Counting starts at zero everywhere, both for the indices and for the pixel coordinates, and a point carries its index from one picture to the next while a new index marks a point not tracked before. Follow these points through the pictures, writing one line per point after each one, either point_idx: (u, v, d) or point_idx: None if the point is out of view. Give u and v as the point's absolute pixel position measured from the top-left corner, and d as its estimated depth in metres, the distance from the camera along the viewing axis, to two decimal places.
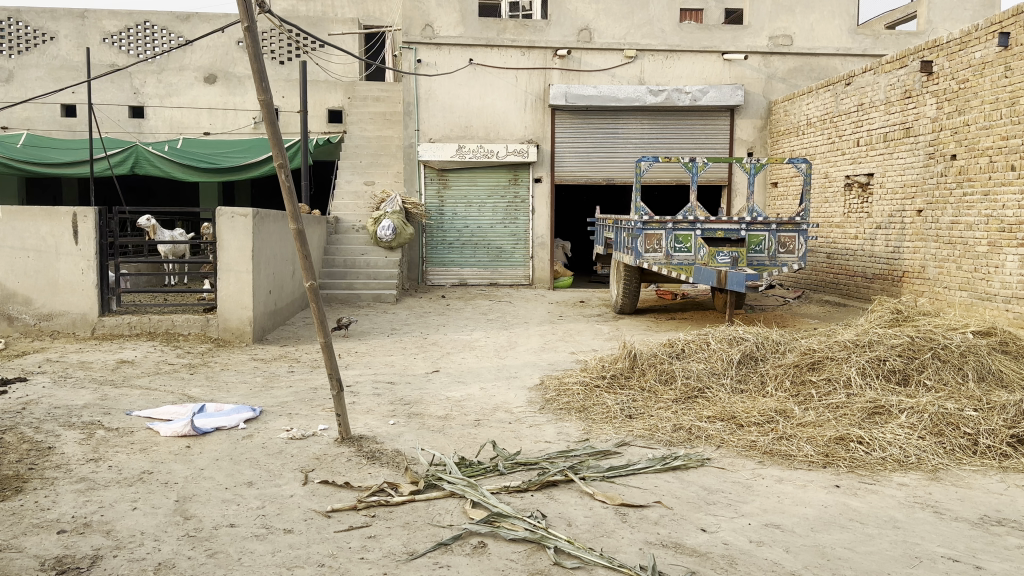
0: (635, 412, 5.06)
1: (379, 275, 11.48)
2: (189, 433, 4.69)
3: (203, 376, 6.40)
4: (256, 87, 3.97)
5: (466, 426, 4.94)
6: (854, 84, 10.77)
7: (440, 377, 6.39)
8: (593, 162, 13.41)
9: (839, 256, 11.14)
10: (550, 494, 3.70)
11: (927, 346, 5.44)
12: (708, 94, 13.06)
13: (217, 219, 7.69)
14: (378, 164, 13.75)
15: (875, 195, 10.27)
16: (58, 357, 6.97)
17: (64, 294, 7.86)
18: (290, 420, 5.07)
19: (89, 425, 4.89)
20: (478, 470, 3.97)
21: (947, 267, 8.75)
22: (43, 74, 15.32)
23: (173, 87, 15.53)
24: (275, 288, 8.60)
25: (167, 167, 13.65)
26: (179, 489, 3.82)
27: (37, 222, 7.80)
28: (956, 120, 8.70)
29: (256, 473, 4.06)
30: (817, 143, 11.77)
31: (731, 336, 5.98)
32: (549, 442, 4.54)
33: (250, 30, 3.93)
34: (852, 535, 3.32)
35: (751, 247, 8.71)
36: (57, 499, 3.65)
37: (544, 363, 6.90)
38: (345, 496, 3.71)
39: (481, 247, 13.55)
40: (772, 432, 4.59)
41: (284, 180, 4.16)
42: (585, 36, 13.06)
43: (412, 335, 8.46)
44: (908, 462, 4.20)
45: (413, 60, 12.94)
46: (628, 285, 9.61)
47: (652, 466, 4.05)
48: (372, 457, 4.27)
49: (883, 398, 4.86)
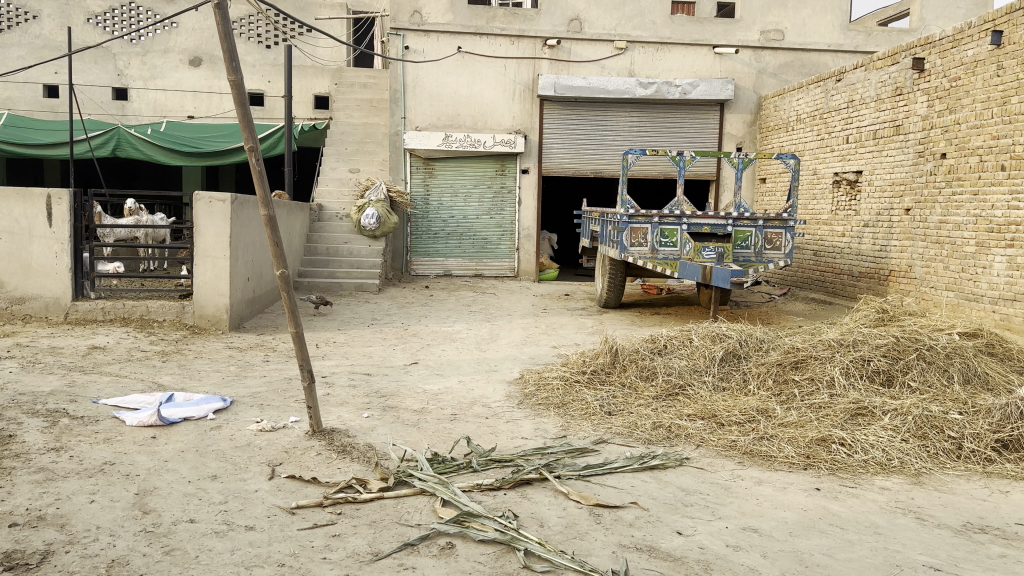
0: (614, 408, 4.96)
1: (362, 265, 11.33)
2: (156, 422, 4.56)
3: (176, 364, 6.26)
4: (225, 67, 3.81)
5: (442, 420, 4.82)
6: (845, 80, 10.68)
7: (419, 370, 6.27)
8: (581, 153, 13.29)
9: (825, 253, 11.08)
10: (523, 492, 3.60)
11: (911, 346, 5.35)
12: (699, 87, 12.97)
13: (194, 204, 7.53)
14: (364, 152, 13.60)
15: (863, 192, 10.22)
16: (28, 342, 6.79)
17: (37, 277, 7.69)
18: (261, 411, 4.95)
19: (54, 413, 4.75)
20: (451, 467, 3.86)
21: (934, 266, 8.69)
22: (25, 53, 15.03)
23: (157, 69, 15.31)
24: (254, 275, 8.45)
25: (149, 150, 13.42)
26: (140, 482, 3.69)
27: (10, 204, 7.64)
28: (947, 119, 8.63)
29: (222, 466, 3.94)
30: (806, 139, 11.69)
31: (714, 333, 5.88)
32: (525, 439, 4.43)
33: (220, 8, 3.76)
34: (832, 540, 3.23)
35: (738, 244, 8.61)
36: (12, 491, 3.52)
37: (525, 357, 6.80)
38: (312, 492, 3.60)
39: (467, 238, 13.42)
40: (753, 432, 4.49)
41: (255, 165, 4.01)
42: (575, 26, 12.92)
43: (394, 325, 8.34)
44: (891, 465, 4.12)
45: (401, 46, 12.77)
46: (613, 279, 9.51)
47: (629, 465, 3.96)
48: (343, 451, 4.15)
49: (866, 399, 4.78)
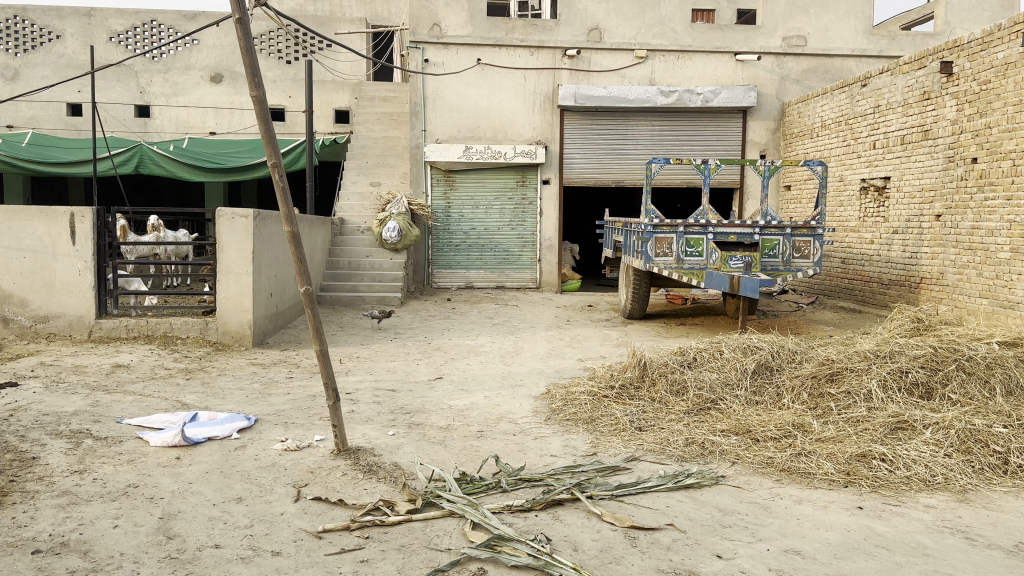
0: (645, 424, 4.85)
1: (384, 278, 11.27)
2: (180, 443, 4.50)
3: (199, 382, 6.21)
4: (248, 82, 3.75)
5: (468, 437, 4.73)
6: (870, 85, 10.51)
7: (443, 385, 6.18)
8: (603, 163, 13.20)
9: (853, 261, 10.89)
10: (555, 514, 3.49)
11: (951, 357, 5.20)
12: (721, 94, 12.83)
13: (217, 220, 7.51)
14: (385, 166, 13.58)
15: (891, 199, 10.04)
16: (52, 361, 6.78)
17: (61, 295, 7.69)
18: (286, 430, 4.88)
19: (77, 434, 4.71)
20: (480, 487, 3.77)
21: (967, 273, 8.50)
22: (49, 72, 15.21)
23: (179, 86, 15.39)
24: (277, 290, 8.42)
25: (171, 167, 13.48)
26: (165, 505, 3.62)
27: (34, 223, 7.64)
28: (977, 122, 8.45)
29: (247, 488, 3.86)
30: (832, 145, 11.51)
31: (745, 344, 5.75)
32: (555, 456, 4.33)
33: (241, 22, 3.71)
34: (878, 563, 3.09)
35: (765, 252, 8.45)
36: (36, 515, 3.46)
37: (551, 371, 6.69)
38: (338, 515, 3.51)
39: (488, 249, 13.35)
40: (791, 448, 4.36)
41: (278, 181, 3.95)
42: (595, 36, 12.85)
43: (417, 339, 8.26)
44: (935, 482, 3.97)
45: (420, 59, 12.75)
46: (638, 291, 9.39)
47: (664, 484, 3.84)
48: (369, 471, 4.06)
49: (906, 413, 4.63)
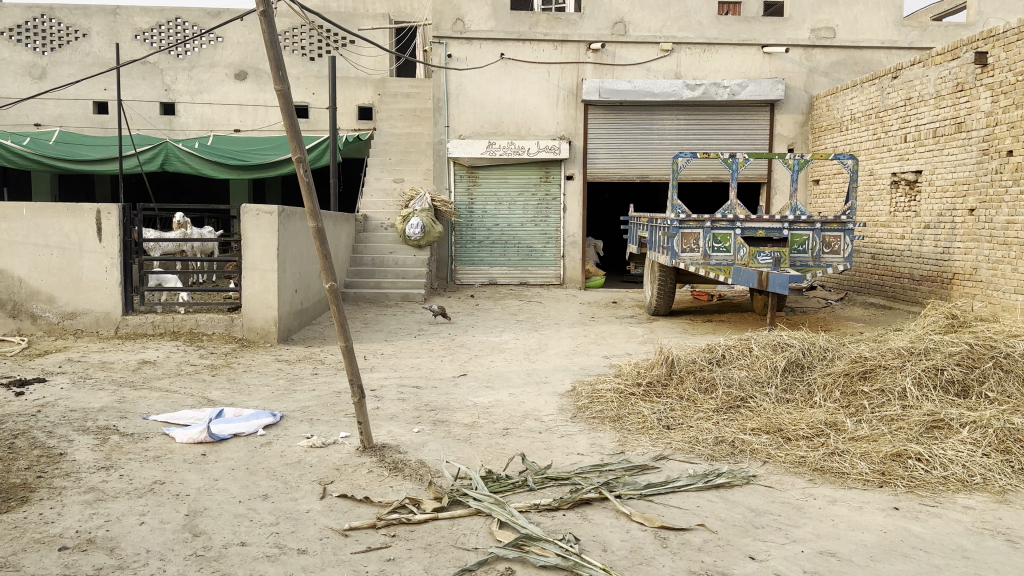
0: (673, 422, 4.77)
1: (408, 274, 11.25)
2: (206, 440, 4.49)
3: (224, 378, 6.22)
4: (272, 76, 3.72)
5: (494, 435, 4.69)
6: (901, 77, 10.33)
7: (467, 382, 6.14)
8: (628, 158, 13.10)
9: (884, 257, 10.72)
10: (583, 513, 3.44)
11: (988, 354, 5.07)
12: (748, 88, 12.70)
13: (242, 216, 7.52)
14: (409, 162, 13.62)
15: (923, 193, 9.87)
16: (79, 357, 6.83)
17: (88, 292, 7.74)
18: (310, 426, 4.86)
19: (104, 430, 4.72)
20: (506, 485, 3.72)
21: (1002, 268, 8.32)
22: (76, 71, 15.36)
23: (204, 84, 15.48)
24: (302, 287, 8.45)
25: (196, 163, 13.54)
26: (191, 502, 3.61)
27: (61, 220, 7.69)
28: (1013, 114, 8.25)
29: (272, 485, 3.84)
30: (862, 139, 11.34)
31: (776, 342, 5.65)
32: (582, 455, 4.27)
33: (266, 15, 3.68)
34: (917, 566, 3.00)
35: (795, 247, 8.32)
36: (63, 512, 3.46)
37: (576, 367, 6.64)
38: (364, 513, 3.48)
39: (512, 245, 13.30)
40: (823, 447, 4.27)
41: (303, 176, 3.92)
42: (620, 29, 12.75)
43: (441, 336, 8.23)
44: (973, 482, 3.86)
45: (443, 54, 12.70)
46: (663, 287, 9.31)
47: (693, 484, 3.77)
48: (395, 468, 4.03)
49: (942, 411, 4.52)
